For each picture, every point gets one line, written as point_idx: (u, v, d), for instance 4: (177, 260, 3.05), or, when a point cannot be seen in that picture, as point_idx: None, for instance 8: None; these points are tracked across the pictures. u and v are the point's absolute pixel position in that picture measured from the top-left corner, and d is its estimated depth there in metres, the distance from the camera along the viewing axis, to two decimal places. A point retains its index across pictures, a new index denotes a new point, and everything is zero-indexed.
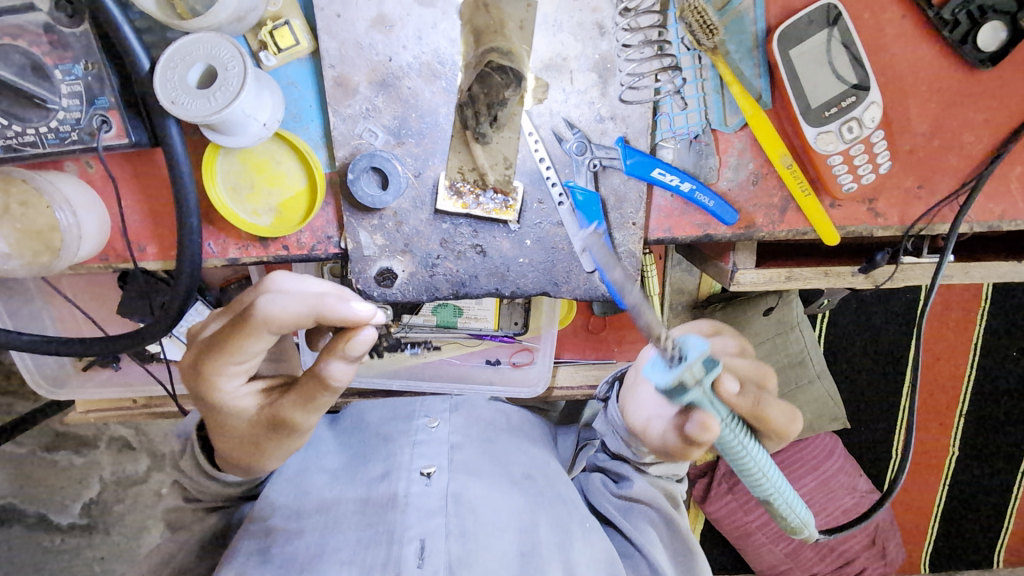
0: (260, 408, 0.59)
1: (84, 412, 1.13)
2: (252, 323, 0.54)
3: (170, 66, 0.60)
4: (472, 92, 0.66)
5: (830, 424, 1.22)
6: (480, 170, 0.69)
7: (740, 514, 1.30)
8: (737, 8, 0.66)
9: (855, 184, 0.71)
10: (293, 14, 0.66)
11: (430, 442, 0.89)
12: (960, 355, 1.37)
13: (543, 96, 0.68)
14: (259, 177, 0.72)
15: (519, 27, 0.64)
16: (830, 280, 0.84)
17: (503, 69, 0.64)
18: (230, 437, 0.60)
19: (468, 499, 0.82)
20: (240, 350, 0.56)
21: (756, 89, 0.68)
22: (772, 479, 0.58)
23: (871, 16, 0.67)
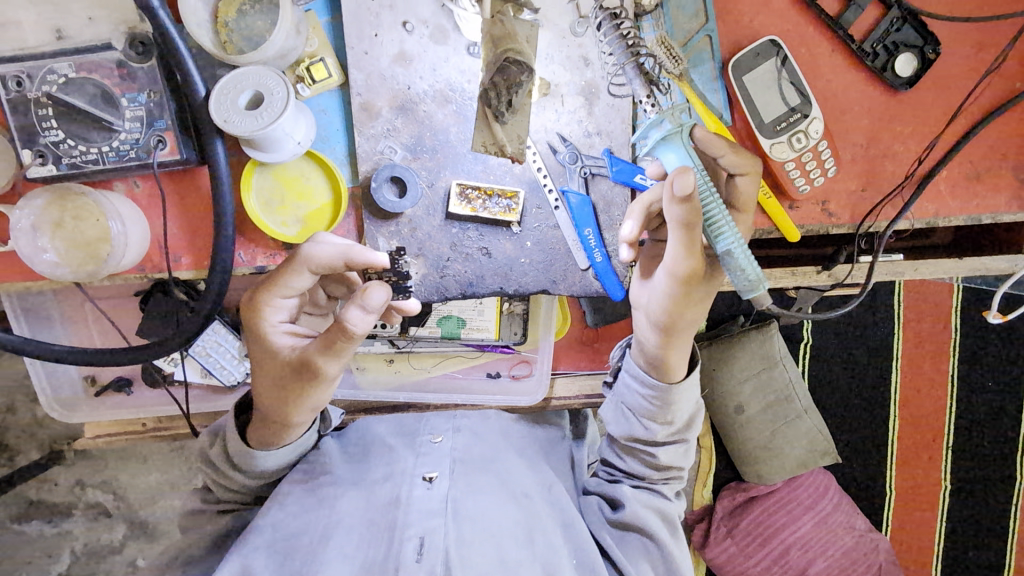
0: (292, 351, 0.69)
1: (93, 436, 1.15)
2: (297, 259, 0.69)
3: (224, 92, 0.71)
4: (494, 81, 0.77)
5: (820, 459, 1.32)
6: (501, 145, 0.79)
7: (741, 555, 1.34)
8: (697, 45, 0.80)
9: (808, 185, 0.82)
10: (328, 53, 0.78)
11: (432, 454, 0.93)
12: (934, 366, 1.45)
13: (548, 90, 0.78)
14: (289, 192, 0.82)
15: (527, 41, 0.76)
16: (797, 279, 0.94)
17: (519, 63, 0.76)
18: (265, 376, 0.70)
19: (465, 510, 0.86)
20: (287, 283, 0.70)
21: (718, 110, 0.81)
22: (726, 220, 0.67)
23: (808, 50, 0.81)
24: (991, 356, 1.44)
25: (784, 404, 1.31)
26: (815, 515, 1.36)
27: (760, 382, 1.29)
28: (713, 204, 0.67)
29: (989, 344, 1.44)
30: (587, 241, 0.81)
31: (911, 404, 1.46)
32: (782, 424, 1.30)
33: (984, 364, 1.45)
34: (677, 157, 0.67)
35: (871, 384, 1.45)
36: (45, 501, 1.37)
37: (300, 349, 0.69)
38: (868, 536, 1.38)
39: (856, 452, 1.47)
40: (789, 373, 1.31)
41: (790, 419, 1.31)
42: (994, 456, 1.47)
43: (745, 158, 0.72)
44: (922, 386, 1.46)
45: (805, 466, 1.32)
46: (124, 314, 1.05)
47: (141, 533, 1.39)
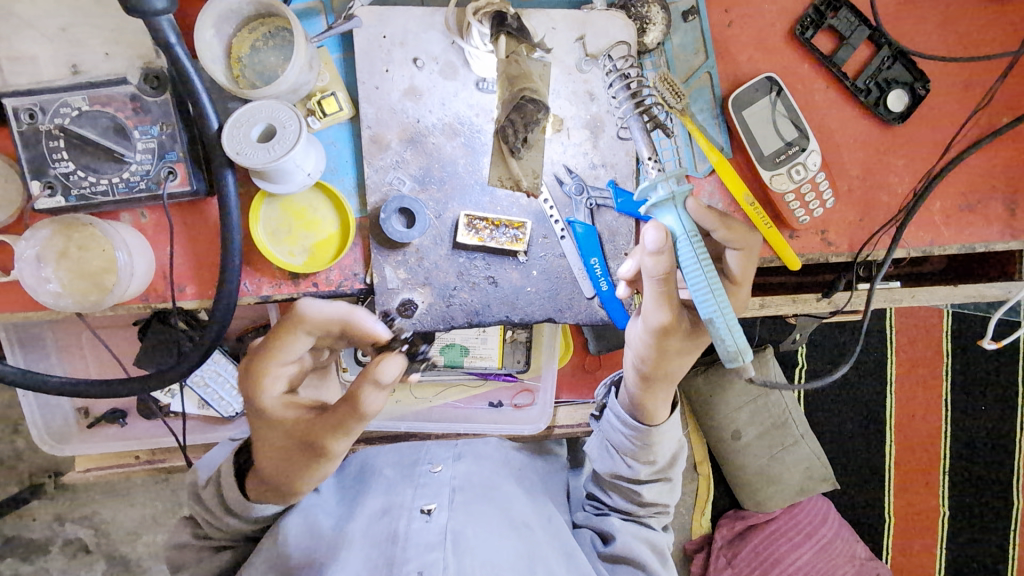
0: (298, 421, 0.67)
1: (83, 470, 1.12)
2: (291, 321, 0.67)
3: (237, 125, 0.72)
4: (511, 119, 0.78)
5: (818, 486, 1.31)
6: (516, 178, 0.80)
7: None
8: (699, 80, 0.83)
9: (807, 216, 0.84)
10: (338, 88, 0.79)
11: (431, 485, 0.93)
12: (931, 392, 1.46)
13: (560, 127, 0.80)
14: (297, 222, 0.82)
15: (540, 78, 0.78)
16: (798, 306, 0.96)
17: (534, 100, 0.77)
18: (271, 447, 0.68)
19: (466, 540, 0.84)
20: (285, 350, 0.67)
21: (719, 143, 0.83)
22: (718, 289, 0.64)
23: (803, 87, 0.84)
24: (985, 381, 1.46)
25: (780, 429, 1.29)
26: (814, 544, 1.36)
27: (754, 409, 1.28)
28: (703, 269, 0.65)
29: (982, 369, 1.46)
30: (593, 270, 0.82)
31: (908, 430, 1.47)
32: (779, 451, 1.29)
33: (978, 388, 1.46)
34: (672, 222, 0.66)
35: (868, 409, 1.46)
36: (32, 534, 1.33)
37: (305, 421, 0.67)
38: (867, 563, 1.38)
39: (856, 479, 1.47)
40: (784, 400, 1.30)
41: (788, 445, 1.30)
42: (991, 481, 1.47)
43: (743, 234, 0.72)
44: (919, 412, 1.47)
45: (803, 493, 1.32)
46: (124, 344, 1.03)
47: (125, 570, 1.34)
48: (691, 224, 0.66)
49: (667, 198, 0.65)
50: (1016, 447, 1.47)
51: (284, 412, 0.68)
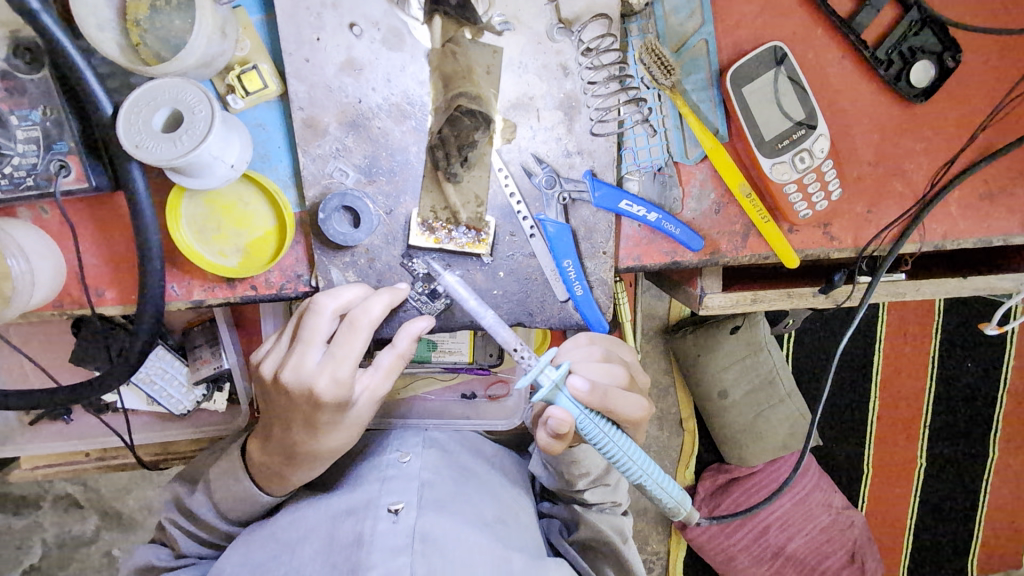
0: (367, 393, 0.71)
1: (30, 468, 1.04)
2: (359, 327, 0.67)
3: (134, 111, 0.60)
4: (443, 136, 0.68)
5: (798, 444, 1.28)
6: (454, 210, 0.70)
7: (721, 534, 1.33)
8: (692, 50, 0.70)
9: (810, 210, 0.74)
10: (262, 59, 0.67)
11: (400, 479, 0.88)
12: (917, 366, 1.41)
13: (511, 136, 0.69)
14: (226, 219, 0.71)
15: (486, 73, 0.67)
16: (793, 302, 0.87)
17: (472, 113, 0.67)
18: (343, 424, 0.72)
19: (434, 537, 0.80)
20: (353, 354, 0.67)
21: (713, 124, 0.72)
22: (642, 466, 0.68)
23: (814, 57, 0.72)
24: (979, 356, 1.41)
25: (766, 388, 1.26)
26: (793, 497, 1.33)
27: (741, 369, 1.24)
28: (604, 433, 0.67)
29: (971, 343, 1.41)
30: (567, 274, 0.73)
31: (897, 407, 1.43)
32: (764, 409, 1.25)
33: (965, 362, 1.41)
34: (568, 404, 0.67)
35: (854, 384, 1.42)
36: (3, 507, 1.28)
37: (373, 390, 0.72)
38: (845, 515, 1.35)
39: (840, 454, 1.45)
40: (772, 357, 1.26)
41: (772, 403, 1.26)
42: (969, 451, 1.45)
43: (633, 397, 0.69)
44: (908, 389, 1.43)
45: (787, 449, 1.27)
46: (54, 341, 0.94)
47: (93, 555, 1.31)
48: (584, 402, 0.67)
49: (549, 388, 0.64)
50: (996, 419, 1.43)
51: (364, 391, 0.71)
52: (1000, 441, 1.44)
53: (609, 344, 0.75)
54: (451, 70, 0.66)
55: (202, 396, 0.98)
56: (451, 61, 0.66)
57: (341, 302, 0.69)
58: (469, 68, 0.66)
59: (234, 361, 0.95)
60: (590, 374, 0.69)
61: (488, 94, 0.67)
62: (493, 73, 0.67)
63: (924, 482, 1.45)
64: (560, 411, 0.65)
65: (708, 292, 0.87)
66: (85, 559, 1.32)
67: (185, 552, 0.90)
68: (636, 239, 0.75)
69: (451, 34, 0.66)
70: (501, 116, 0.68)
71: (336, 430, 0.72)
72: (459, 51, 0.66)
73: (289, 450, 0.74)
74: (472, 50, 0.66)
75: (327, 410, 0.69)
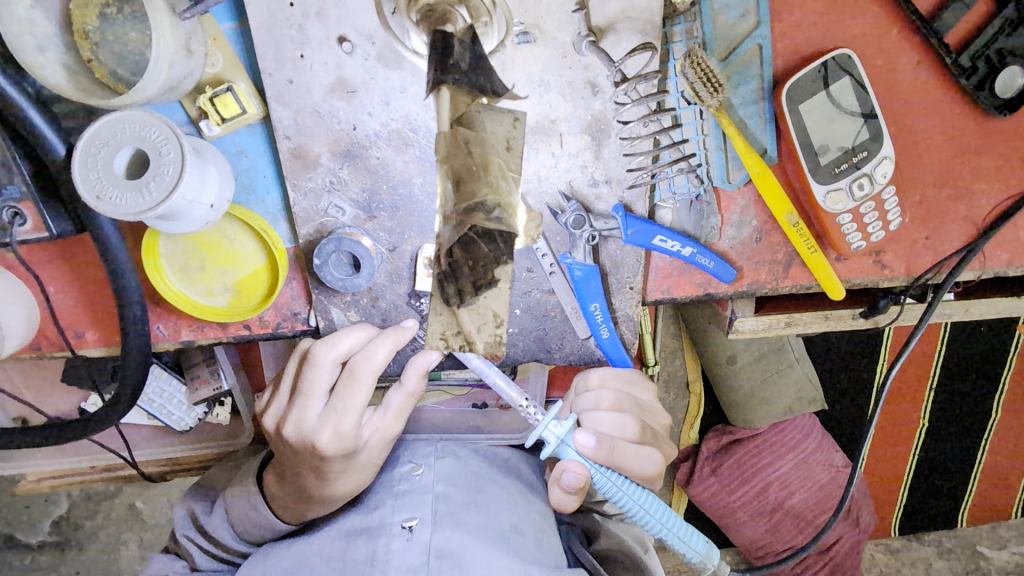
0: (379, 437, 0.64)
1: (35, 481, 0.96)
2: (360, 374, 0.58)
3: (90, 153, 0.51)
4: (455, 261, 0.43)
5: (806, 408, 1.11)
6: (466, 336, 0.43)
7: (723, 495, 1.15)
8: (741, 58, 0.61)
9: (864, 242, 0.66)
10: (237, 77, 0.57)
11: (413, 492, 0.72)
12: (918, 364, 1.24)
13: (537, 234, 0.50)
14: (210, 257, 0.62)
15: (506, 148, 0.40)
16: (830, 324, 0.75)
17: (490, 234, 0.41)
18: (357, 471, 0.65)
19: (453, 554, 0.66)
20: (358, 405, 0.59)
21: (761, 143, 0.63)
22: (662, 520, 0.60)
23: (884, 63, 0.62)
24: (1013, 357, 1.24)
25: (774, 352, 1.09)
26: (796, 455, 1.14)
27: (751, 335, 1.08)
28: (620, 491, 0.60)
29: None
30: (593, 318, 0.65)
31: None
32: (773, 373, 1.08)
33: (963, 359, 1.24)
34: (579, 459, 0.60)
35: (857, 387, 1.24)
36: None
37: (385, 433, 0.64)
38: (847, 471, 1.15)
39: None
40: None
41: (782, 368, 1.09)
42: (961, 452, 1.29)
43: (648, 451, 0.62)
44: None
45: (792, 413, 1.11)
46: None
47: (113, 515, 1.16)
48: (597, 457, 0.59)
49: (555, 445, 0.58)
50: (995, 414, 1.27)
51: (373, 434, 0.64)
52: (989, 441, 1.29)
53: (624, 385, 0.66)
54: (461, 170, 0.40)
55: (204, 412, 0.87)
56: (462, 158, 0.40)
57: (342, 350, 0.59)
58: (484, 162, 0.40)
59: (235, 383, 0.85)
60: (597, 425, 0.62)
61: (511, 198, 0.41)
62: (516, 149, 0.41)
63: (914, 486, 1.31)
64: (573, 466, 0.59)
65: (739, 314, 0.74)
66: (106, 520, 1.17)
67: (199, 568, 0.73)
68: (666, 270, 0.68)
69: (462, 111, 0.40)
70: (527, 207, 0.49)
71: (346, 477, 0.64)
72: (473, 141, 0.40)
73: (299, 489, 0.66)
74: (485, 135, 0.40)
75: (335, 461, 0.61)
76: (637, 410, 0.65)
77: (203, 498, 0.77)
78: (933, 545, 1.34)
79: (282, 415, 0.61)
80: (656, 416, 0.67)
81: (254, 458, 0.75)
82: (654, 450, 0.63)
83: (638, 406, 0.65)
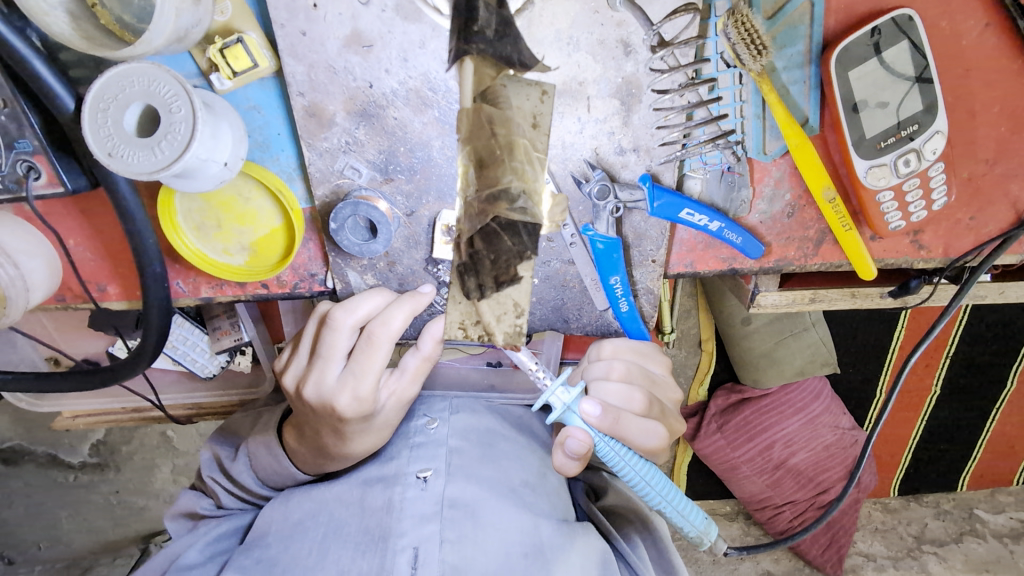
0: (394, 399, 0.65)
1: (71, 418, 0.99)
2: (379, 338, 0.58)
3: (100, 107, 0.49)
4: (476, 253, 0.42)
5: (817, 371, 1.09)
6: (486, 327, 0.42)
7: (728, 451, 1.16)
8: (790, 17, 0.56)
9: (904, 222, 0.62)
10: (248, 26, 0.54)
11: (428, 444, 0.73)
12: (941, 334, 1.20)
13: (558, 220, 0.48)
14: (226, 216, 0.61)
15: (532, 125, 0.41)
16: (857, 302, 0.73)
17: (515, 226, 0.42)
18: (374, 430, 0.66)
19: (465, 504, 0.69)
20: (375, 370, 0.59)
21: (803, 112, 0.59)
22: (661, 492, 0.61)
23: (949, 25, 0.57)
24: None
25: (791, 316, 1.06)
26: (803, 416, 1.13)
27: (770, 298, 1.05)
28: (622, 460, 0.60)
29: None
30: (613, 291, 0.64)
31: None
32: (787, 335, 1.05)
33: (986, 329, 1.20)
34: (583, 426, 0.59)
35: (873, 353, 1.22)
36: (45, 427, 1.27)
37: (400, 395, 0.65)
38: (851, 433, 1.16)
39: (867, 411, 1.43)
40: None
41: (796, 331, 1.06)
42: (971, 420, 1.28)
43: (654, 424, 0.60)
44: None
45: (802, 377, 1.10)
46: None
47: (148, 441, 1.21)
48: (602, 427, 0.58)
49: (561, 409, 0.57)
50: (1011, 389, 1.25)
51: (389, 396, 0.65)
52: (1001, 410, 1.28)
53: (636, 357, 0.65)
54: (484, 151, 0.41)
55: (227, 360, 0.88)
56: (486, 139, 0.41)
57: (360, 315, 0.59)
58: (510, 143, 0.41)
59: (253, 334, 0.86)
60: (604, 395, 0.60)
61: (537, 184, 0.41)
62: (542, 125, 0.41)
63: (918, 455, 1.32)
64: (577, 433, 0.58)
65: (762, 289, 0.72)
66: (142, 440, 1.22)
67: (226, 505, 0.76)
68: (691, 244, 0.66)
69: (487, 85, 0.41)
70: (550, 192, 0.48)
71: (363, 437, 0.66)
72: (497, 120, 0.40)
73: (319, 447, 0.68)
74: (511, 113, 0.40)
75: (353, 423, 0.62)
76: (648, 383, 0.63)
77: (226, 443, 0.78)
78: (929, 505, 1.36)
79: (301, 374, 0.62)
80: (666, 390, 0.66)
81: (275, 408, 0.77)
82: (660, 425, 0.61)
83: (648, 379, 0.64)
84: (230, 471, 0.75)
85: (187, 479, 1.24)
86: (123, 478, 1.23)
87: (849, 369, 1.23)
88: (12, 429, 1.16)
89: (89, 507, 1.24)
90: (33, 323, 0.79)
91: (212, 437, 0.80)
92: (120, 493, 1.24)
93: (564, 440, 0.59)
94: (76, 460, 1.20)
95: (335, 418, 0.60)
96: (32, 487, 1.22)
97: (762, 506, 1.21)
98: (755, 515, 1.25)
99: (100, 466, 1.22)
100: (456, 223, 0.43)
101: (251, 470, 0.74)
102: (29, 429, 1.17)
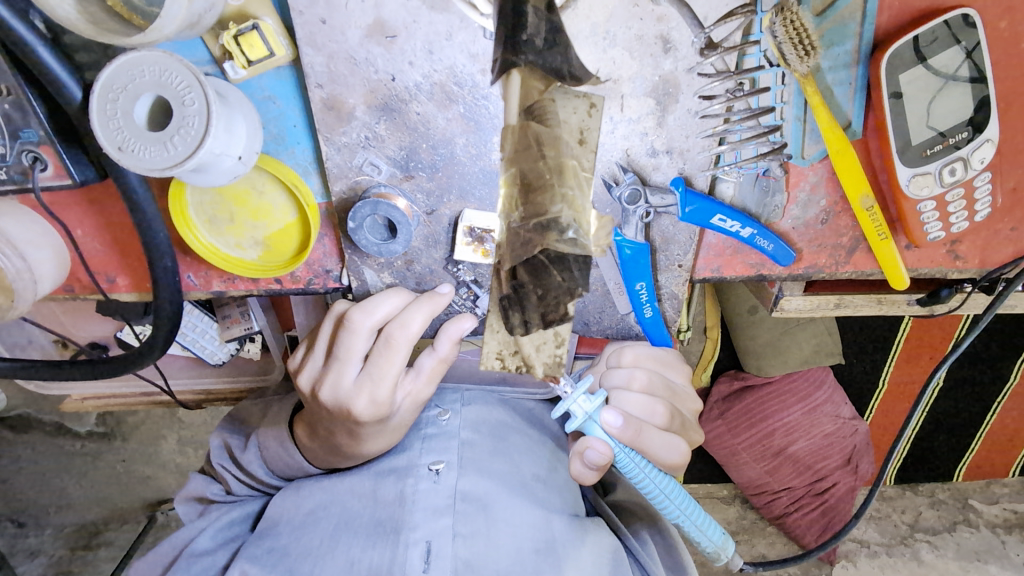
0: (403, 401, 0.63)
1: (80, 399, 0.97)
2: (394, 340, 0.57)
3: (110, 98, 0.46)
4: (521, 287, 0.41)
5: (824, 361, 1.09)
6: (524, 357, 0.43)
7: (729, 437, 1.15)
8: (841, 14, 0.52)
9: (943, 232, 0.60)
10: (264, 12, 0.50)
11: (440, 436, 0.72)
12: (947, 323, 1.18)
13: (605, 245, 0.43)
14: (240, 209, 0.59)
15: (579, 141, 0.40)
16: (882, 309, 0.71)
17: (563, 259, 0.39)
18: (387, 429, 0.64)
19: (480, 499, 0.68)
20: (387, 371, 0.58)
21: (846, 115, 0.56)
22: (680, 506, 0.60)
23: (1009, 26, 0.53)
24: None
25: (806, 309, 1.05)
26: (806, 405, 1.11)
27: None
28: (644, 474, 0.58)
29: None
30: (637, 297, 0.61)
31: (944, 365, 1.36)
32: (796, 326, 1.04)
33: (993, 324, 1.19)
34: (603, 433, 0.57)
35: (878, 345, 1.20)
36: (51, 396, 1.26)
37: (409, 396, 0.63)
38: (853, 423, 1.14)
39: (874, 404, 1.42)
40: None
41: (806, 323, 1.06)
42: (972, 413, 1.27)
43: (671, 439, 0.60)
44: None
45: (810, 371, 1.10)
46: None
47: (154, 413, 1.21)
48: (621, 437, 0.57)
49: (582, 416, 0.56)
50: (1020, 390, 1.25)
51: (405, 398, 0.63)
52: (1002, 405, 1.26)
53: (657, 365, 0.64)
54: (530, 174, 0.39)
55: (237, 348, 0.86)
56: (534, 160, 0.39)
57: (378, 317, 0.57)
58: (559, 165, 0.39)
59: (264, 323, 0.84)
60: (624, 405, 0.59)
61: (584, 209, 0.40)
62: (589, 142, 0.40)
63: (922, 450, 1.32)
64: (597, 444, 0.56)
65: (786, 293, 0.70)
66: (146, 413, 1.21)
67: (235, 491, 0.75)
68: (719, 248, 0.64)
69: (535, 99, 0.38)
70: (596, 209, 0.42)
71: (376, 439, 0.65)
72: (546, 139, 0.39)
73: (332, 444, 0.67)
74: (559, 131, 0.39)
75: (368, 425, 0.61)
76: (668, 394, 0.62)
77: (236, 431, 0.77)
78: (925, 495, 1.34)
79: (315, 372, 0.61)
80: (686, 400, 0.65)
81: (286, 397, 0.76)
82: (681, 440, 0.62)
83: (669, 389, 0.63)
84: (239, 459, 0.73)
85: (193, 451, 1.25)
86: (130, 448, 1.24)
87: (861, 364, 1.22)
88: (22, 397, 1.16)
89: (93, 478, 1.24)
90: (42, 309, 0.78)
91: (219, 425, 0.78)
92: (127, 462, 1.24)
93: (586, 448, 0.57)
94: (84, 430, 1.21)
95: (346, 417, 0.59)
96: (36, 456, 1.22)
97: (759, 491, 1.21)
98: (752, 500, 1.24)
99: (108, 436, 1.23)
100: (497, 250, 0.41)
101: (260, 460, 0.73)
102: (35, 398, 1.17)
